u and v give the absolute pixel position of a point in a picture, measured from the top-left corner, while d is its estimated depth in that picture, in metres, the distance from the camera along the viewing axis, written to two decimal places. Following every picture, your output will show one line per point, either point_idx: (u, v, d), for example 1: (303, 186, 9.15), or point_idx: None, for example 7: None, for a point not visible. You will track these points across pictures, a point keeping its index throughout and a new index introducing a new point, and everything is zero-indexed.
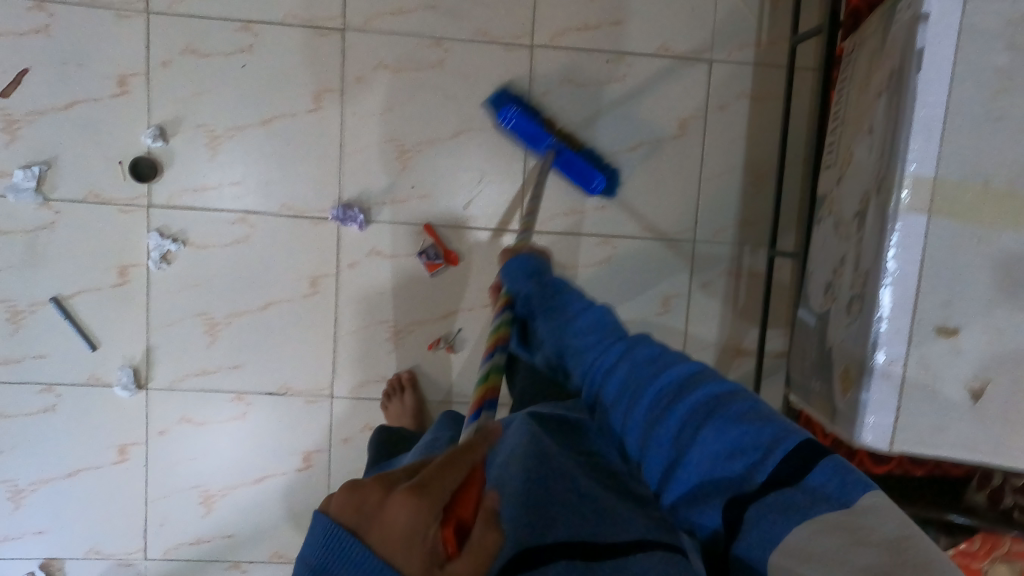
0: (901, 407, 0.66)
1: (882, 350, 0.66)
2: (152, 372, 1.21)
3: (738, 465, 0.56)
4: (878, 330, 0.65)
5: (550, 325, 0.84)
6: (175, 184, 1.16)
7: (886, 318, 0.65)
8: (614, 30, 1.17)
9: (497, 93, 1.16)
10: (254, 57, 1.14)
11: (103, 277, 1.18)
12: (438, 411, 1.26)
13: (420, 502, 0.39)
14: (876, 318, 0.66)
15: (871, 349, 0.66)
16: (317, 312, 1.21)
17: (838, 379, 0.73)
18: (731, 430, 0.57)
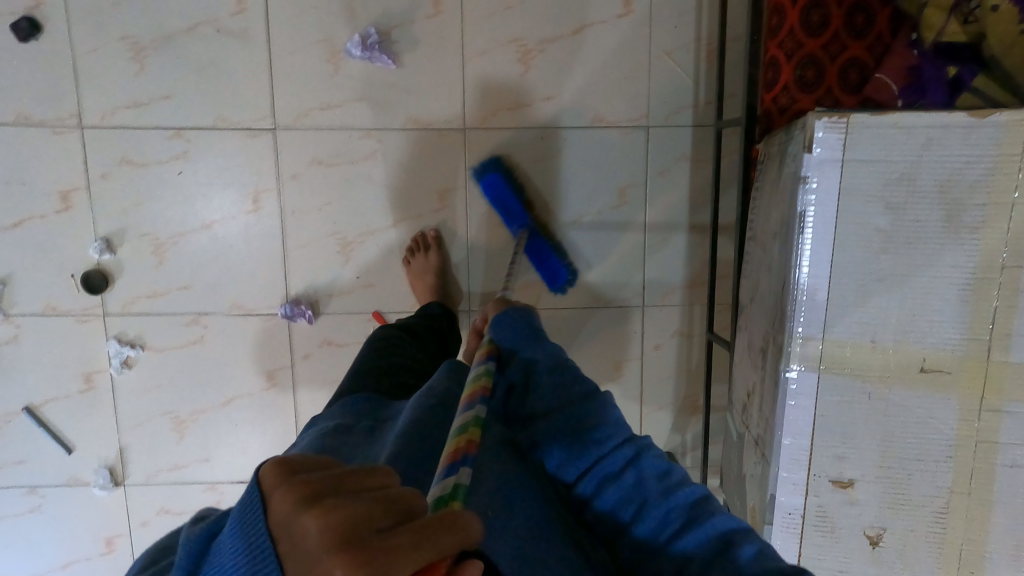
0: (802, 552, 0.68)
1: (782, 501, 0.67)
2: (128, 469, 1.27)
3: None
4: (774, 483, 0.66)
5: (550, 373, 0.66)
6: (127, 293, 1.18)
7: (783, 471, 0.66)
8: (547, 105, 1.15)
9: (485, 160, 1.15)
10: (190, 163, 1.13)
11: (69, 385, 1.22)
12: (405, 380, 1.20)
13: None
14: (774, 471, 0.66)
15: (771, 499, 0.67)
16: (276, 403, 1.25)
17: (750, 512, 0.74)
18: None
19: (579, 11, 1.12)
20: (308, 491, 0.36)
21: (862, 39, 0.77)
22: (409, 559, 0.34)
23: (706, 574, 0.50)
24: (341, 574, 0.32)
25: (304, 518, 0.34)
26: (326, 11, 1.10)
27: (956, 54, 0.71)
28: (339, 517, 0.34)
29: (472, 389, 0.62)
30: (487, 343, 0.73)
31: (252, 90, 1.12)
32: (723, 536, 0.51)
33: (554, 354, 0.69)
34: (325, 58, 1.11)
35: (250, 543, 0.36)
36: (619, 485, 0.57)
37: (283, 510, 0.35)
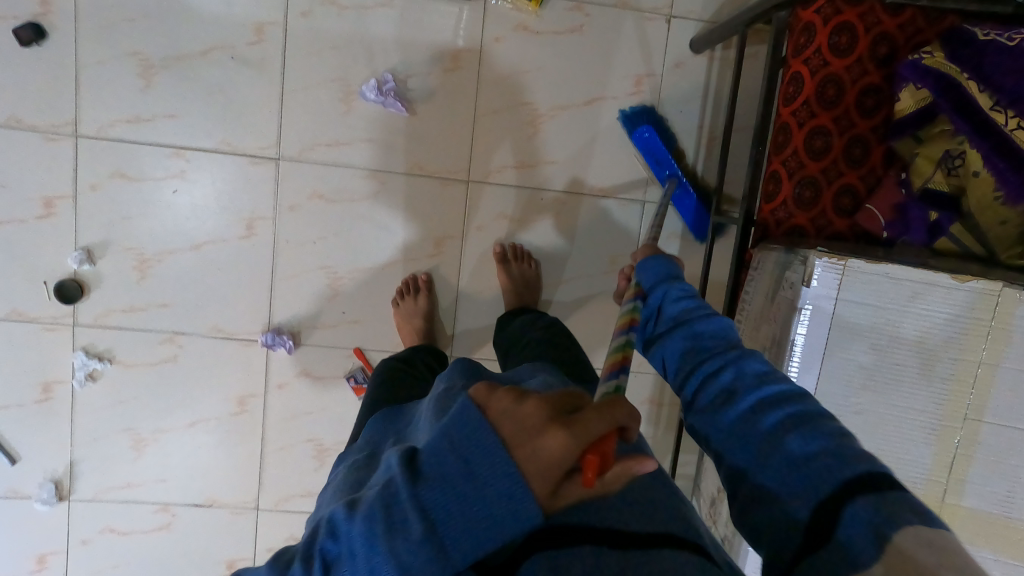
0: None
1: None
2: (75, 484, 1.21)
3: (818, 475, 0.44)
4: None
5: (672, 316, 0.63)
6: (100, 306, 1.14)
7: None
8: (552, 168, 1.19)
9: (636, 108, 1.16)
10: (187, 182, 1.12)
11: (25, 392, 1.16)
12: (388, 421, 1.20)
13: (567, 441, 0.41)
14: None
15: None
16: (244, 430, 1.22)
17: None
18: (819, 449, 0.45)
19: (591, 85, 1.17)
20: (516, 392, 0.46)
21: (856, 168, 0.82)
22: (603, 422, 0.42)
23: (777, 449, 0.47)
24: (559, 437, 0.41)
25: (525, 406, 0.44)
26: (346, 52, 1.12)
27: (939, 202, 0.77)
28: (549, 402, 0.44)
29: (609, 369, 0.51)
30: (635, 289, 0.70)
31: (260, 119, 1.12)
32: (803, 415, 0.48)
33: (682, 290, 0.65)
34: (338, 98, 1.13)
35: (469, 436, 0.45)
36: (718, 382, 0.54)
37: (501, 403, 0.45)
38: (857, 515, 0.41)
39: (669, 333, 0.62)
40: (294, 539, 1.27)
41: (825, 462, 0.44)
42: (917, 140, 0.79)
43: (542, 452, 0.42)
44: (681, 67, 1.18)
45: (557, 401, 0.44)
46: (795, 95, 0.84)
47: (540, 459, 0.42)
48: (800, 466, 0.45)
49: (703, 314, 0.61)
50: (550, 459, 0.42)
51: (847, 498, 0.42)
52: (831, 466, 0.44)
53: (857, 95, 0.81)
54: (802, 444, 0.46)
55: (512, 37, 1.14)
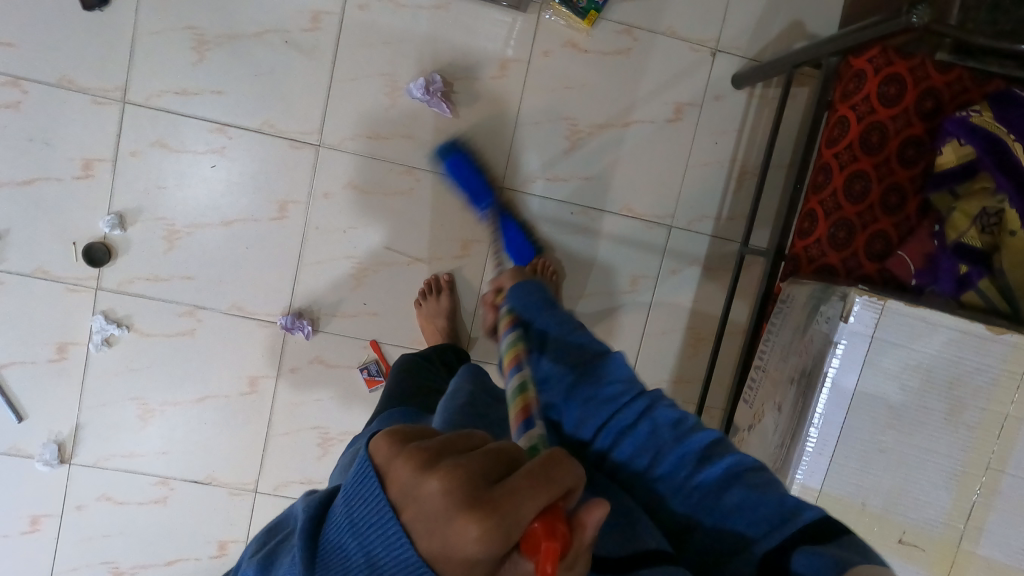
0: None
1: None
2: (78, 448, 1.20)
3: (762, 526, 0.47)
4: None
5: (565, 358, 0.59)
6: (126, 272, 1.14)
7: None
8: (585, 184, 1.21)
9: (446, 144, 1.12)
10: (226, 159, 1.14)
11: (40, 351, 1.16)
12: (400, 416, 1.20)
13: (489, 534, 0.32)
14: None
15: None
16: (252, 410, 1.22)
17: None
18: (760, 503, 0.48)
19: (632, 107, 1.19)
20: (425, 458, 0.35)
21: (892, 216, 0.85)
22: (537, 497, 0.34)
23: (720, 510, 0.49)
24: (476, 531, 0.32)
25: (429, 483, 0.34)
26: (397, 49, 1.14)
27: (970, 255, 0.79)
28: (464, 477, 0.34)
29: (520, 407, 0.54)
30: (506, 313, 0.64)
31: (305, 104, 1.14)
32: (734, 470, 0.51)
33: (566, 321, 0.62)
34: (384, 92, 1.15)
35: (367, 510, 0.36)
36: (634, 437, 0.55)
37: (402, 476, 0.35)
38: (814, 557, 0.43)
39: (566, 371, 0.59)
40: None
41: (772, 514, 0.47)
42: (954, 195, 0.82)
43: (455, 548, 0.32)
44: (721, 99, 1.21)
45: (472, 475, 0.34)
46: (837, 138, 0.88)
47: (451, 558, 0.32)
48: (740, 521, 0.48)
49: (595, 355, 0.59)
50: (471, 558, 0.32)
51: (794, 550, 0.44)
52: (772, 524, 0.46)
53: (899, 144, 0.84)
54: (746, 510, 0.48)
55: (561, 52, 1.17)
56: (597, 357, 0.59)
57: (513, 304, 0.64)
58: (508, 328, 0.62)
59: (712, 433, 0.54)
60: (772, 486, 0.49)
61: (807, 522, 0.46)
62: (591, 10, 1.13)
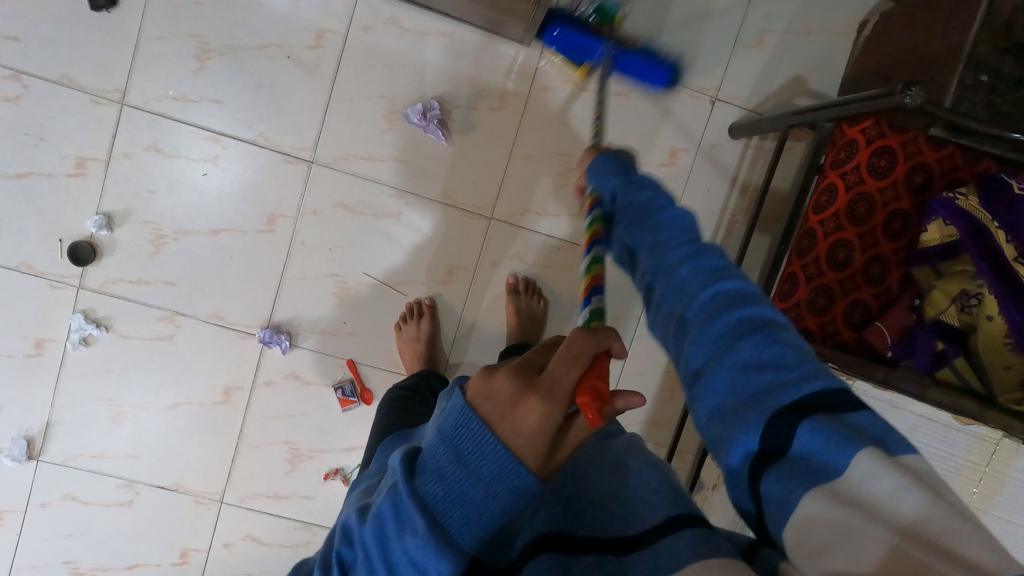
0: None
1: None
2: (46, 445, 1.19)
3: (764, 368, 0.41)
4: None
5: (633, 219, 0.63)
6: (110, 273, 1.14)
7: None
8: (574, 221, 1.21)
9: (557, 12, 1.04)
10: (219, 168, 1.14)
11: (18, 345, 1.15)
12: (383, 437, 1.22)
13: (543, 403, 0.42)
14: None
15: None
16: (224, 419, 1.21)
17: None
18: (770, 346, 0.42)
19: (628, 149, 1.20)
20: (488, 370, 0.45)
21: (873, 286, 0.84)
22: (573, 371, 0.42)
23: (732, 356, 0.43)
24: (535, 403, 0.42)
25: (496, 380, 0.43)
26: (397, 73, 1.15)
27: (949, 335, 0.78)
28: (517, 373, 0.44)
29: (591, 320, 0.59)
30: (589, 195, 0.72)
31: (302, 120, 1.14)
32: (756, 320, 0.45)
33: (634, 191, 0.65)
34: (382, 114, 1.15)
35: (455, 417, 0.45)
36: (672, 283, 0.53)
37: (476, 384, 0.44)
38: (814, 430, 0.36)
39: (632, 227, 0.62)
40: (250, 538, 1.26)
41: (778, 368, 0.40)
42: (937, 273, 0.80)
43: (523, 422, 0.42)
44: (717, 147, 1.21)
45: (530, 365, 0.44)
46: (825, 205, 0.87)
47: (522, 430, 0.42)
48: (745, 371, 0.42)
49: (660, 212, 0.61)
50: (537, 426, 0.42)
51: (802, 404, 0.38)
52: (782, 369, 0.41)
53: (885, 217, 0.83)
54: (758, 350, 0.42)
55: (561, 88, 1.18)
56: (658, 213, 0.61)
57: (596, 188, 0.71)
58: (590, 208, 0.70)
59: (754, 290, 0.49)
60: (796, 341, 0.42)
61: (808, 390, 0.38)
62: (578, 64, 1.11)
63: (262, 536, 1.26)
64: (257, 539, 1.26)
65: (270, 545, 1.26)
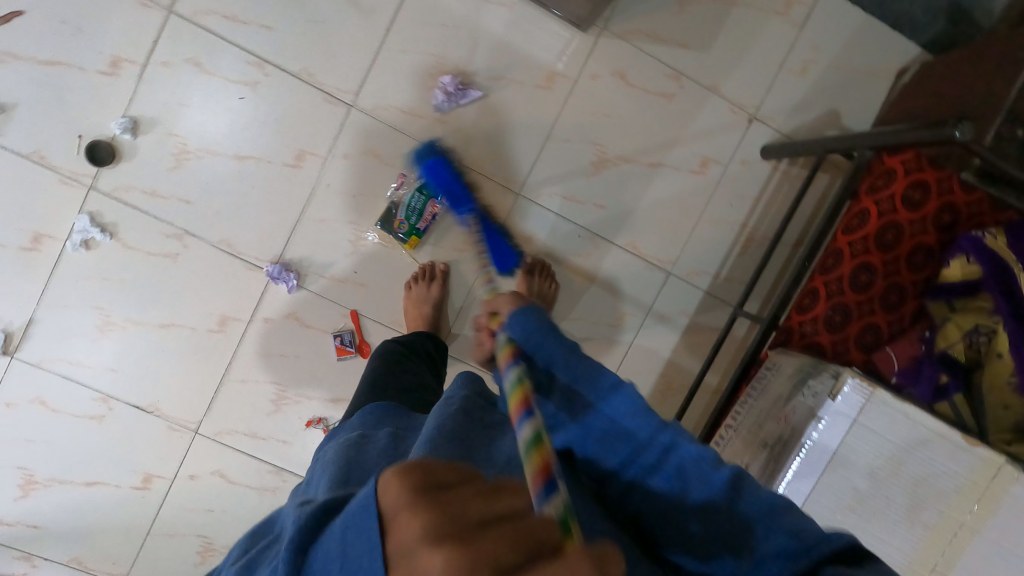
0: None
1: None
2: (25, 343, 1.15)
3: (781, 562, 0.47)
4: None
5: (569, 388, 0.55)
6: (125, 179, 1.11)
7: None
8: (598, 212, 1.23)
9: (425, 146, 1.13)
10: (256, 94, 1.12)
11: (14, 236, 1.11)
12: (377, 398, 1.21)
13: None
14: None
15: None
16: (214, 349, 1.19)
17: None
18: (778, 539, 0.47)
19: (662, 149, 1.23)
20: (432, 528, 0.31)
21: (888, 312, 0.87)
22: None
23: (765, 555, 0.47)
24: None
25: (426, 564, 0.29)
26: (452, 34, 1.15)
27: (954, 368, 0.83)
28: (465, 573, 0.28)
29: (538, 463, 0.45)
30: (501, 339, 0.60)
31: (349, 63, 1.13)
32: (750, 505, 0.48)
33: (557, 343, 0.57)
34: (429, 72, 1.15)
35: (358, 555, 0.34)
36: (649, 466, 0.52)
37: (407, 537, 0.31)
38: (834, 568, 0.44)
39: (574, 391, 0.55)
40: (219, 474, 1.23)
41: (791, 550, 0.46)
42: (951, 307, 0.86)
43: None
44: (746, 165, 1.25)
45: (471, 566, 0.28)
46: (855, 228, 0.90)
47: None
48: (767, 557, 0.47)
49: (598, 376, 0.55)
50: None
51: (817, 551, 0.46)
52: (796, 562, 0.46)
53: (910, 247, 0.87)
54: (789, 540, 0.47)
55: (608, 79, 1.20)
56: (596, 375, 0.55)
57: (512, 335, 0.59)
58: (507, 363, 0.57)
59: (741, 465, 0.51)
60: (796, 520, 0.48)
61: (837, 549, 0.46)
62: (413, 234, 1.17)
63: (231, 473, 1.23)
64: (225, 476, 1.24)
65: (238, 484, 1.24)
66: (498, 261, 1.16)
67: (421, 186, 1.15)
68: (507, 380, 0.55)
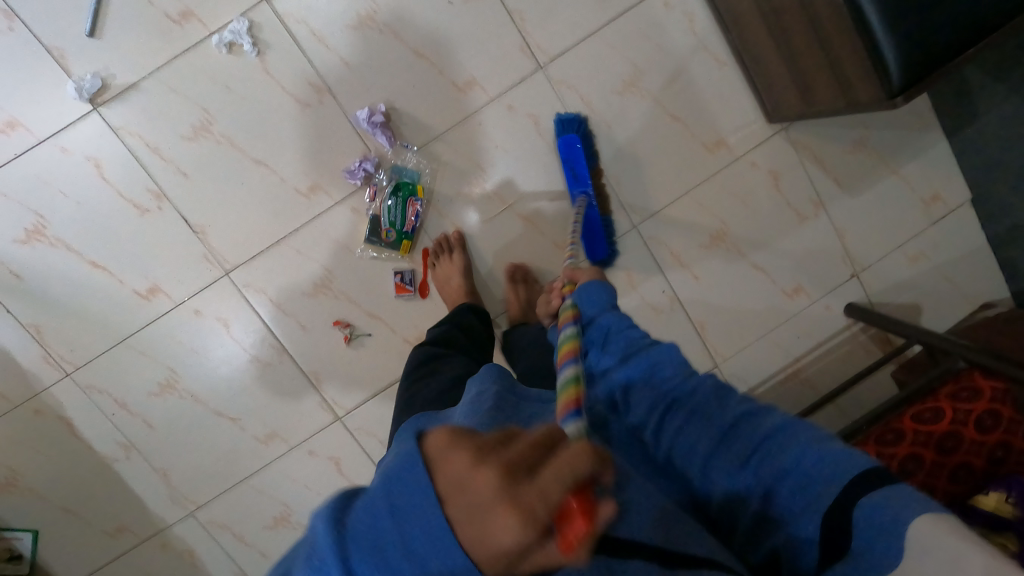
0: None
1: None
2: (115, 102, 1.10)
3: (819, 471, 0.52)
4: None
5: (620, 351, 0.74)
6: (304, 11, 1.09)
7: None
8: (689, 279, 1.24)
9: (570, 115, 1.16)
10: (465, 7, 1.12)
11: (168, 3, 1.07)
12: (411, 332, 1.20)
13: (519, 529, 0.32)
14: None
15: None
16: (289, 207, 1.15)
17: None
18: (812, 457, 0.53)
19: (770, 255, 1.25)
20: (474, 451, 0.35)
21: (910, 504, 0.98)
22: (561, 485, 0.32)
23: (778, 462, 0.55)
24: (510, 528, 0.32)
25: (472, 474, 0.34)
26: (660, 59, 1.17)
27: None
28: (502, 469, 0.33)
29: (571, 395, 0.60)
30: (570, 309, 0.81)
31: (561, 30, 1.14)
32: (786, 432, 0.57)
33: (619, 320, 0.78)
34: (622, 78, 1.17)
35: (412, 499, 0.37)
36: (694, 405, 0.64)
37: (455, 466, 0.36)
38: None
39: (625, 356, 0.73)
40: (224, 322, 1.19)
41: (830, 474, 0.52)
42: None
43: (491, 542, 0.33)
44: (828, 311, 1.27)
45: (504, 467, 0.33)
46: (925, 419, 0.99)
47: (488, 547, 0.33)
48: (801, 477, 0.53)
49: (646, 342, 0.74)
50: (503, 550, 0.33)
51: None
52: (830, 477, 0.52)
53: (958, 462, 0.96)
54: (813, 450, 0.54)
55: (762, 172, 1.22)
56: (645, 346, 0.73)
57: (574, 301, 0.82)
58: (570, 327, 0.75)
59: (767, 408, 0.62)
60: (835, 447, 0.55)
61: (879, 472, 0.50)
62: (403, 239, 1.16)
63: (235, 327, 1.19)
64: (227, 327, 1.19)
65: (237, 340, 1.20)
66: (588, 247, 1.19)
67: (394, 187, 1.14)
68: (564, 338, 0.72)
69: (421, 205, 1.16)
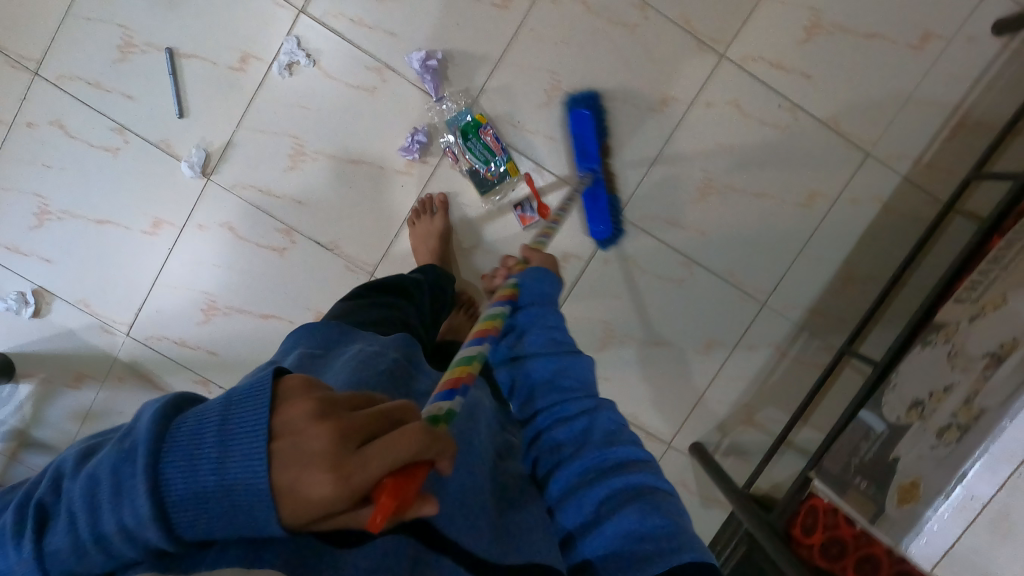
0: (962, 537, 0.66)
1: (967, 483, 0.66)
2: (221, 165, 1.18)
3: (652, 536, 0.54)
4: (971, 466, 0.66)
5: (544, 344, 0.71)
6: (337, 4, 1.13)
7: (982, 458, 0.66)
8: (802, 82, 1.16)
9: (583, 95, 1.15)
10: None
11: (224, 55, 1.15)
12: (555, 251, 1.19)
13: (334, 484, 0.37)
14: (977, 454, 0.66)
15: (956, 478, 0.66)
16: (398, 190, 1.19)
17: (894, 490, 0.75)
18: (653, 517, 0.55)
19: (878, 18, 1.14)
20: (324, 406, 0.40)
21: None
22: (386, 465, 0.38)
23: (609, 517, 0.56)
24: (325, 482, 0.37)
25: (312, 427, 0.38)
26: None
27: None
28: (340, 435, 0.38)
29: (455, 375, 0.57)
30: (509, 285, 0.77)
31: None
32: (636, 488, 0.58)
33: (557, 322, 0.74)
34: None
35: (249, 426, 0.39)
36: (571, 427, 0.64)
37: (298, 411, 0.39)
38: None
39: (540, 352, 0.71)
40: None
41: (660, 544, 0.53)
42: None
43: (298, 486, 0.38)
44: (970, 45, 1.14)
45: (346, 432, 0.38)
46: None
47: (291, 495, 0.38)
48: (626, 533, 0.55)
49: (567, 351, 0.71)
50: (309, 500, 0.38)
51: None
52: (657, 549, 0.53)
53: None
54: (640, 519, 0.55)
55: None
56: (568, 352, 0.71)
57: (516, 282, 0.77)
58: (500, 302, 0.73)
59: (636, 451, 0.62)
60: (674, 517, 0.56)
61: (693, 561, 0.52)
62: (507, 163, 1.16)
63: None
64: None
65: None
66: (589, 220, 1.17)
67: (462, 135, 1.14)
68: (489, 310, 0.71)
69: (491, 127, 1.15)
